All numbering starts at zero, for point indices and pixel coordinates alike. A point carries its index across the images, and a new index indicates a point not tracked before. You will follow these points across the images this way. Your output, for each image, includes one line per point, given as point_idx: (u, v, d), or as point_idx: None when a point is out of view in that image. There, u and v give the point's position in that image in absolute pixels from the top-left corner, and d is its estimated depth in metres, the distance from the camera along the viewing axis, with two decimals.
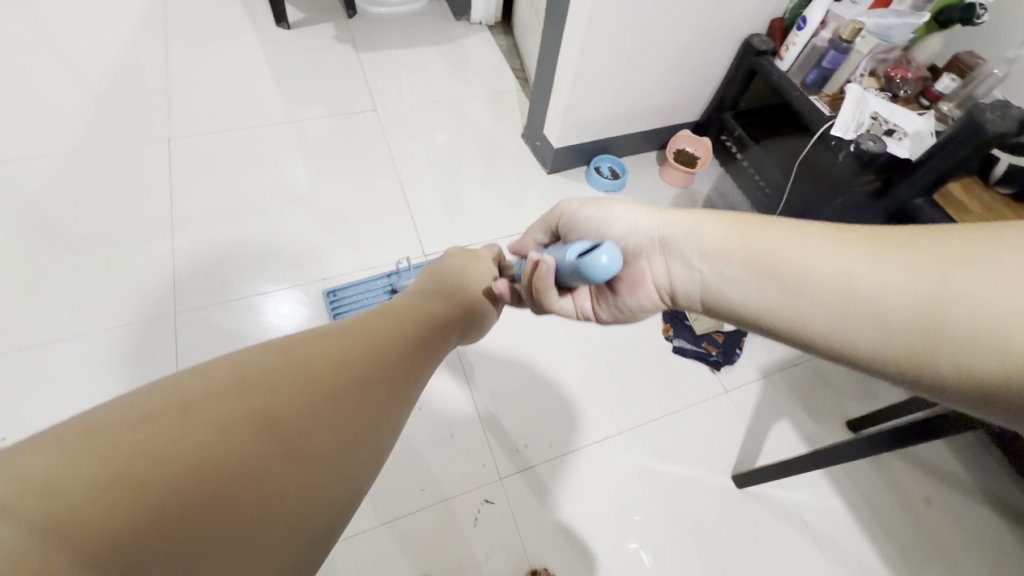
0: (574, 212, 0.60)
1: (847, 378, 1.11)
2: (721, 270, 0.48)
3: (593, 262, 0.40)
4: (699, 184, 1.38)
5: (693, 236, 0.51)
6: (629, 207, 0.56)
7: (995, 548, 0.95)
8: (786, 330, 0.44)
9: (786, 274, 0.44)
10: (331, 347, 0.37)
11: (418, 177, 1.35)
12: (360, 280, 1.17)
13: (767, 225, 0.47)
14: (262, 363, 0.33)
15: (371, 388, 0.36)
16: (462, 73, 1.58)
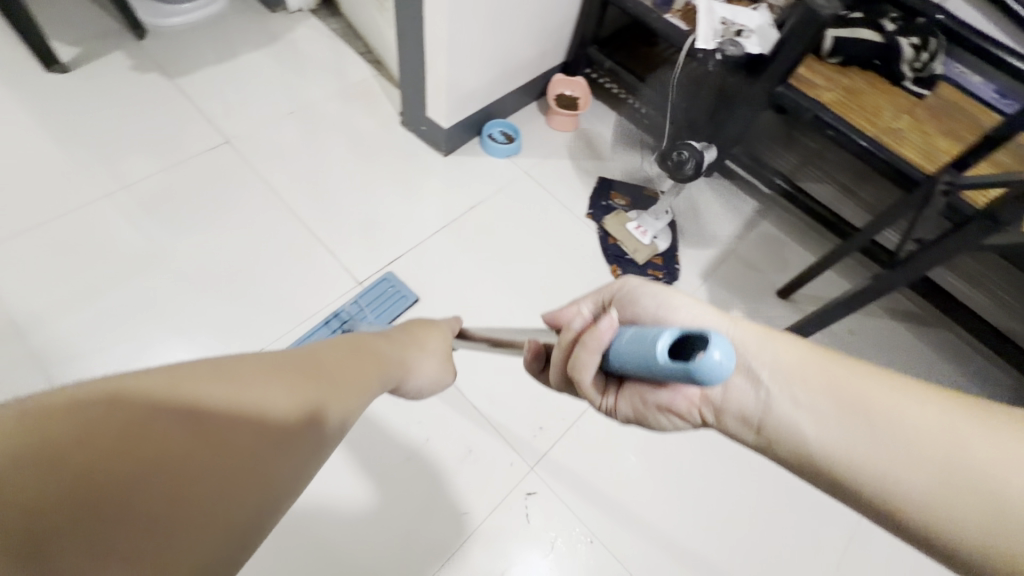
0: (634, 289, 0.59)
1: (764, 256, 1.26)
2: (804, 402, 0.46)
3: (704, 361, 0.32)
4: (586, 123, 1.41)
5: (775, 360, 0.49)
6: (693, 300, 0.57)
7: (904, 347, 1.18)
8: (865, 478, 0.43)
9: (883, 420, 0.44)
10: (224, 382, 0.28)
11: (309, 202, 1.21)
12: (298, 337, 1.05)
13: (863, 372, 0.47)
14: (209, 361, 0.29)
15: (240, 450, 0.26)
16: (305, 73, 1.41)
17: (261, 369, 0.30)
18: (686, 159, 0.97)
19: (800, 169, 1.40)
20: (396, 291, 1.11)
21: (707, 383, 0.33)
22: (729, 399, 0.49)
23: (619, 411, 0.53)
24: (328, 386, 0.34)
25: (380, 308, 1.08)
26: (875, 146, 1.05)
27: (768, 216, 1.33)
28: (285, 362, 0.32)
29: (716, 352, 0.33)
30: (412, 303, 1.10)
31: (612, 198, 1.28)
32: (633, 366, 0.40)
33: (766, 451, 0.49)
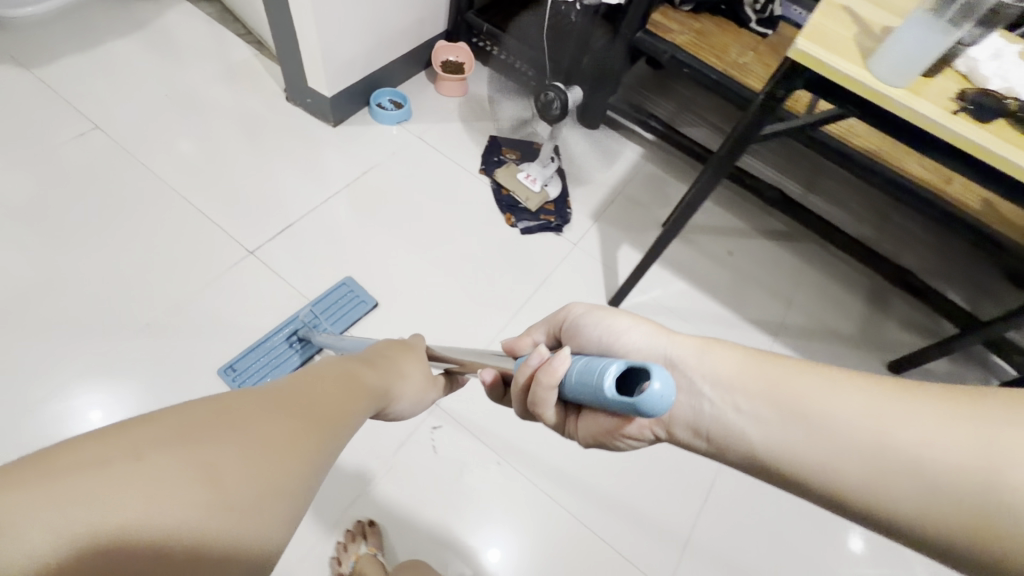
0: (580, 318, 0.59)
1: (649, 194, 1.36)
2: (737, 406, 0.45)
3: (647, 394, 0.34)
4: (474, 88, 1.46)
5: (709, 367, 0.47)
6: (635, 321, 0.55)
7: (775, 260, 1.30)
8: (808, 476, 0.42)
9: (816, 418, 0.42)
10: (234, 424, 0.30)
11: (195, 182, 1.18)
12: (253, 346, 1.01)
13: (797, 368, 0.45)
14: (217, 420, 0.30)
15: (243, 497, 0.28)
16: (180, 57, 1.37)
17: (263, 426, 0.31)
18: (552, 101, 1.03)
19: (677, 115, 1.51)
20: (354, 295, 1.08)
21: (651, 414, 0.34)
22: (672, 417, 0.48)
23: (579, 439, 0.53)
24: (323, 431, 0.35)
25: (338, 313, 1.05)
26: (724, 78, 1.16)
27: (650, 158, 1.43)
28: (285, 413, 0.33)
29: (656, 384, 0.34)
30: (371, 308, 1.07)
31: (503, 154, 1.33)
32: (583, 396, 0.41)
33: (719, 459, 0.47)
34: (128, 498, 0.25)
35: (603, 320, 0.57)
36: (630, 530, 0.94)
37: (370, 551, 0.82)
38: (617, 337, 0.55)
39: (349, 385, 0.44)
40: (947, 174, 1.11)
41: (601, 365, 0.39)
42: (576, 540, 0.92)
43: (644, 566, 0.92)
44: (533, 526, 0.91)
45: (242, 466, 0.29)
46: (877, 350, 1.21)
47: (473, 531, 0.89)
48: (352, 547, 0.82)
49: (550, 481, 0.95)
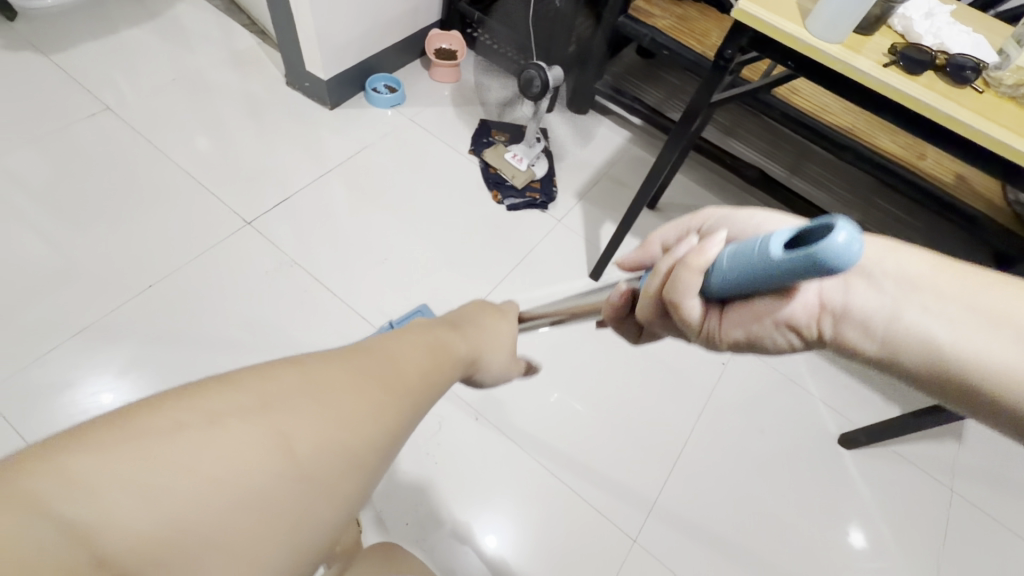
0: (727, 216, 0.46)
1: (633, 174, 1.40)
2: (921, 307, 0.37)
3: (828, 238, 0.26)
4: (466, 74, 1.51)
5: (898, 261, 0.39)
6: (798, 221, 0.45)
7: None
8: (992, 385, 0.36)
9: (1001, 323, 0.36)
10: (307, 395, 0.30)
11: (198, 159, 1.25)
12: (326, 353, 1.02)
13: (978, 276, 0.39)
14: (280, 384, 0.30)
15: (312, 477, 0.28)
16: (188, 45, 1.45)
17: (322, 392, 0.30)
18: (533, 78, 1.08)
19: (665, 101, 1.55)
20: None
21: (836, 271, 0.26)
22: (848, 306, 0.38)
23: (722, 339, 0.40)
24: (395, 400, 0.33)
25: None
26: (702, 60, 1.19)
27: (637, 142, 1.47)
28: (351, 380, 0.32)
29: (844, 232, 0.26)
30: None
31: (493, 136, 1.38)
32: (740, 279, 0.32)
33: (882, 365, 0.39)
34: (194, 459, 0.25)
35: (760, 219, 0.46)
36: (605, 488, 0.96)
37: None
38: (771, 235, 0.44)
39: (435, 349, 0.41)
40: (920, 150, 1.14)
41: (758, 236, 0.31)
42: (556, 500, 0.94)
43: (623, 525, 0.94)
44: (512, 502, 0.93)
45: (315, 443, 0.29)
46: None
47: (461, 508, 0.91)
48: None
49: (526, 441, 0.98)
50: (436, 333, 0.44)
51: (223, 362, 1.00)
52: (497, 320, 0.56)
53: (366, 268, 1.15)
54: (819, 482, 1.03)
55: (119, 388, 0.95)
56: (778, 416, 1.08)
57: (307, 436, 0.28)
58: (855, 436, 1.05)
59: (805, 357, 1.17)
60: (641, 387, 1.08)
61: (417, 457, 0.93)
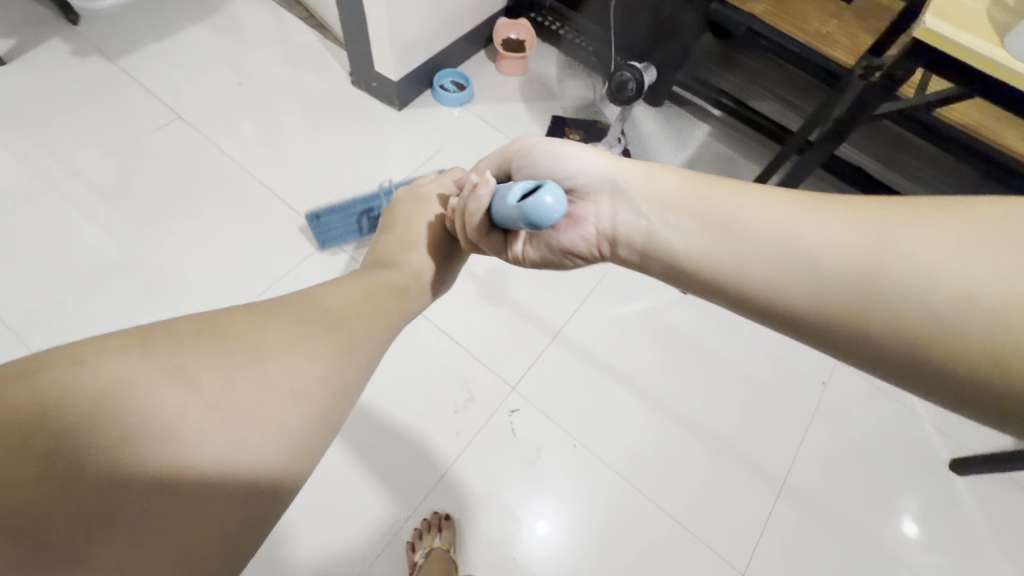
0: (530, 146, 0.56)
1: (717, 174, 1.32)
2: (663, 221, 0.46)
3: (537, 205, 0.42)
4: (535, 66, 1.43)
5: (643, 187, 0.48)
6: (589, 148, 0.53)
7: None
8: (733, 277, 0.42)
9: (734, 227, 0.42)
10: (207, 340, 0.35)
11: (270, 168, 1.23)
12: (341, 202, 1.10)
13: (730, 186, 0.45)
14: (213, 321, 0.37)
15: (221, 405, 0.33)
16: (248, 42, 1.40)
17: (244, 334, 0.37)
18: (627, 81, 1.01)
19: (747, 89, 1.44)
20: None
21: (540, 223, 0.43)
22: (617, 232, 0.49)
23: (526, 258, 0.55)
24: (327, 341, 0.40)
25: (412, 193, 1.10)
26: (807, 51, 1.10)
27: (718, 136, 1.38)
28: (276, 319, 0.39)
29: (548, 197, 0.42)
30: None
31: (567, 134, 1.31)
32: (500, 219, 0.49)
33: (648, 274, 0.49)
34: (111, 380, 0.31)
35: (560, 147, 0.54)
36: (709, 513, 0.95)
37: (443, 545, 0.85)
38: (559, 164, 0.53)
39: (373, 289, 0.50)
40: None
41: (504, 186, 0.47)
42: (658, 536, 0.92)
43: (729, 556, 0.92)
44: (591, 510, 0.93)
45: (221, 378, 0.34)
46: None
47: (518, 498, 0.92)
48: (428, 537, 0.86)
49: (626, 469, 0.96)
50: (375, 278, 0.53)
51: None
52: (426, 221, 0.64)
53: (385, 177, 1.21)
54: (930, 508, 0.98)
55: None
56: (884, 439, 1.03)
57: (210, 376, 0.33)
58: (972, 462, 0.98)
59: None
60: (737, 406, 1.04)
61: (521, 490, 0.92)
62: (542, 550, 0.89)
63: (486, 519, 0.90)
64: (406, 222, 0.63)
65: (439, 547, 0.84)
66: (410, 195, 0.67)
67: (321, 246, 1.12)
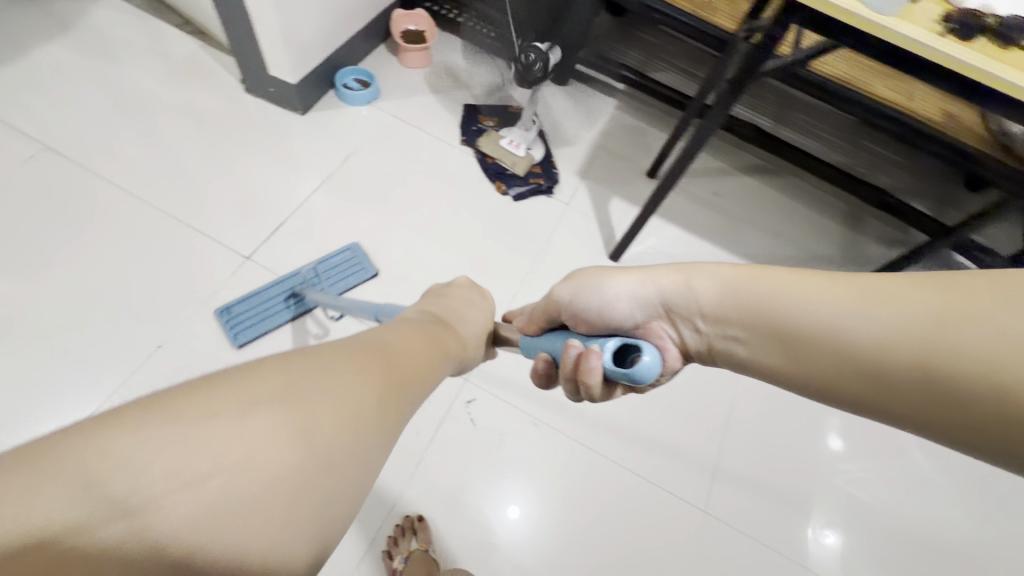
0: (569, 301, 0.55)
1: (629, 145, 1.37)
2: (720, 329, 0.46)
3: (640, 365, 0.41)
4: (438, 56, 1.41)
5: (685, 290, 0.48)
6: (624, 277, 0.52)
7: (756, 194, 1.36)
8: (813, 375, 0.41)
9: (786, 331, 0.42)
10: (318, 385, 0.30)
11: (168, 192, 1.13)
12: (257, 290, 1.03)
13: (768, 273, 0.44)
14: (308, 362, 0.32)
15: (331, 462, 0.29)
16: (119, 57, 1.27)
17: (344, 377, 0.32)
18: (534, 62, 1.02)
19: (646, 62, 1.52)
20: (357, 263, 1.09)
21: (642, 380, 0.41)
22: (692, 349, 0.49)
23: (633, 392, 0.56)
24: (403, 386, 0.37)
25: (336, 277, 1.06)
26: (695, 20, 1.16)
27: (626, 108, 1.44)
28: (362, 359, 0.35)
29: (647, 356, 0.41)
30: (370, 277, 1.08)
31: (481, 121, 1.31)
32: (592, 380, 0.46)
33: (717, 364, 0.49)
34: (227, 432, 0.26)
35: (597, 290, 0.53)
36: (671, 471, 1.01)
37: (422, 545, 0.84)
38: (605, 304, 0.53)
39: (428, 342, 0.47)
40: (910, 91, 1.16)
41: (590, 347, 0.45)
42: (633, 504, 0.96)
43: (692, 499, 0.99)
44: (557, 497, 0.95)
45: (337, 437, 0.29)
46: (856, 265, 1.31)
47: (480, 497, 0.92)
48: (404, 541, 0.85)
49: (588, 435, 1.01)
50: (428, 338, 0.48)
51: None
52: (472, 308, 0.63)
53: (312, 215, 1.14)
54: (848, 421, 1.12)
55: None
56: None
57: (319, 434, 0.29)
58: None
59: None
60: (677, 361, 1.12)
61: (490, 473, 0.94)
62: (497, 528, 0.90)
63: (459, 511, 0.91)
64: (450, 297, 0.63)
65: (417, 549, 0.83)
66: (470, 284, 0.69)
67: (235, 340, 0.97)
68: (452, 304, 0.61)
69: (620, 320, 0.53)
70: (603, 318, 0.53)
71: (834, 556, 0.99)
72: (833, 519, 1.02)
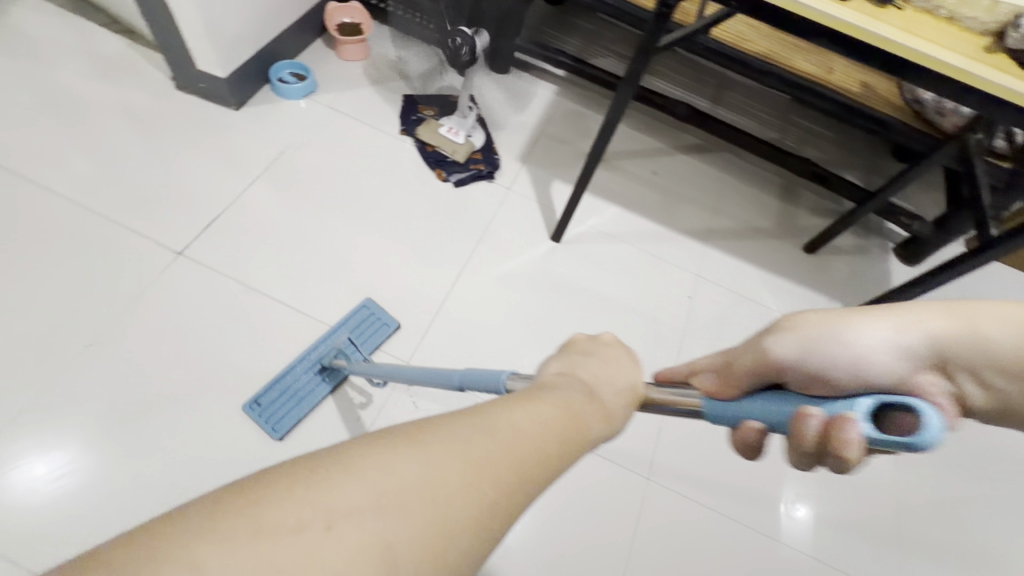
0: (794, 354, 0.41)
1: (570, 129, 1.40)
2: (1001, 376, 0.38)
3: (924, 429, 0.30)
4: (376, 48, 1.41)
5: (956, 332, 0.38)
6: (866, 316, 0.40)
7: (695, 172, 1.40)
8: None
9: (995, 360, 0.37)
10: (410, 510, 0.23)
11: (98, 192, 1.10)
12: (281, 372, 0.96)
13: None
14: (406, 469, 0.24)
15: None
16: (43, 59, 1.24)
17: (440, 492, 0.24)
18: (460, 46, 1.03)
19: (585, 48, 1.54)
20: (376, 317, 1.04)
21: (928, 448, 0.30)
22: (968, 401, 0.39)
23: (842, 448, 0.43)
24: (526, 491, 0.27)
25: (365, 337, 1.02)
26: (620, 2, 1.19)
27: (566, 94, 1.46)
28: (482, 462, 0.26)
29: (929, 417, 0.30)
30: (394, 330, 1.04)
31: (420, 111, 1.32)
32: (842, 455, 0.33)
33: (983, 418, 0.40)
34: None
35: (838, 336, 0.40)
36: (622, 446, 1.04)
37: None
38: (848, 356, 0.40)
39: (571, 417, 0.32)
40: (829, 64, 1.21)
41: (842, 412, 0.32)
42: (587, 480, 1.00)
43: (634, 468, 1.03)
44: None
45: (417, 561, 0.23)
46: (793, 237, 1.35)
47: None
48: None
49: None
50: (569, 405, 0.33)
51: (193, 401, 0.93)
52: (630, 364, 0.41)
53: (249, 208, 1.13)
54: None
55: (85, 466, 0.85)
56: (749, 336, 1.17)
57: (384, 566, 0.22)
58: None
59: (757, 275, 1.27)
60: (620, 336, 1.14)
61: None
62: None
63: None
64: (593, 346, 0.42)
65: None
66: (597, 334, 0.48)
67: (275, 434, 0.91)
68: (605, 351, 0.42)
69: (868, 375, 0.39)
70: (834, 371, 0.40)
71: (806, 529, 1.02)
72: (807, 494, 1.05)
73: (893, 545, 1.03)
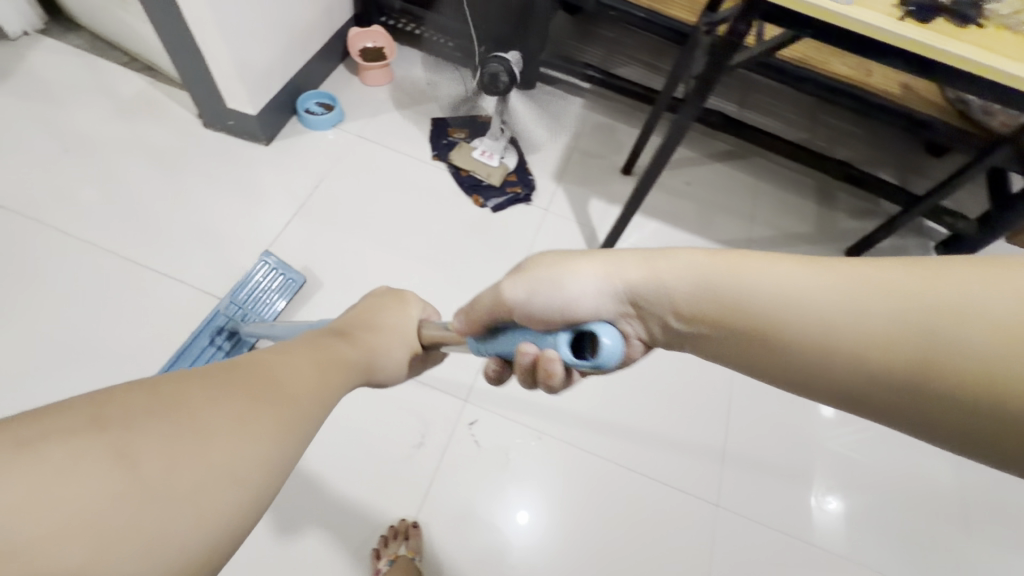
0: (520, 301, 0.46)
1: (601, 143, 1.37)
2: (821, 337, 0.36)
3: (602, 352, 0.37)
4: (399, 71, 1.39)
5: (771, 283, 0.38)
6: (573, 266, 0.44)
7: (729, 179, 1.38)
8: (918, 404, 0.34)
9: (780, 319, 0.38)
10: (189, 407, 0.30)
11: (132, 237, 1.08)
12: (182, 346, 0.96)
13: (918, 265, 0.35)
14: (194, 384, 0.31)
15: (162, 495, 0.26)
16: (66, 102, 1.21)
17: (216, 392, 0.32)
18: (498, 72, 1.00)
19: (608, 58, 1.52)
20: (281, 277, 1.04)
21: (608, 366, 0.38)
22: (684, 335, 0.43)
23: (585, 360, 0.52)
24: (285, 410, 0.35)
25: (267, 299, 1.02)
26: (651, 14, 1.16)
27: (593, 107, 1.43)
28: (249, 381, 0.34)
29: (607, 340, 0.37)
30: (301, 285, 1.04)
31: (451, 135, 1.30)
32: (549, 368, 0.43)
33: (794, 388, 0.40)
34: (65, 462, 0.25)
35: (553, 281, 0.45)
36: (670, 462, 1.00)
37: (409, 552, 0.84)
38: (555, 295, 0.44)
39: (323, 369, 0.44)
40: (867, 67, 1.19)
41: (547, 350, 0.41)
42: (635, 497, 0.97)
43: (700, 492, 0.99)
44: (563, 502, 0.94)
45: (178, 459, 0.27)
46: (833, 241, 1.33)
47: (489, 507, 0.92)
48: (393, 545, 0.85)
49: (591, 441, 1.00)
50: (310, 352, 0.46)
51: None
52: (390, 314, 0.65)
53: (287, 248, 1.11)
54: None
55: None
56: None
57: (176, 453, 0.28)
58: None
59: None
60: (669, 355, 1.12)
61: (483, 471, 0.94)
62: (512, 542, 0.90)
63: (453, 507, 0.91)
64: (367, 311, 0.65)
65: (406, 555, 0.83)
66: (385, 292, 0.70)
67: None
68: (376, 311, 0.65)
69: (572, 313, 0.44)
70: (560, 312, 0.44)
71: (838, 520, 1.00)
72: (834, 483, 1.03)
73: (955, 549, 1.00)
